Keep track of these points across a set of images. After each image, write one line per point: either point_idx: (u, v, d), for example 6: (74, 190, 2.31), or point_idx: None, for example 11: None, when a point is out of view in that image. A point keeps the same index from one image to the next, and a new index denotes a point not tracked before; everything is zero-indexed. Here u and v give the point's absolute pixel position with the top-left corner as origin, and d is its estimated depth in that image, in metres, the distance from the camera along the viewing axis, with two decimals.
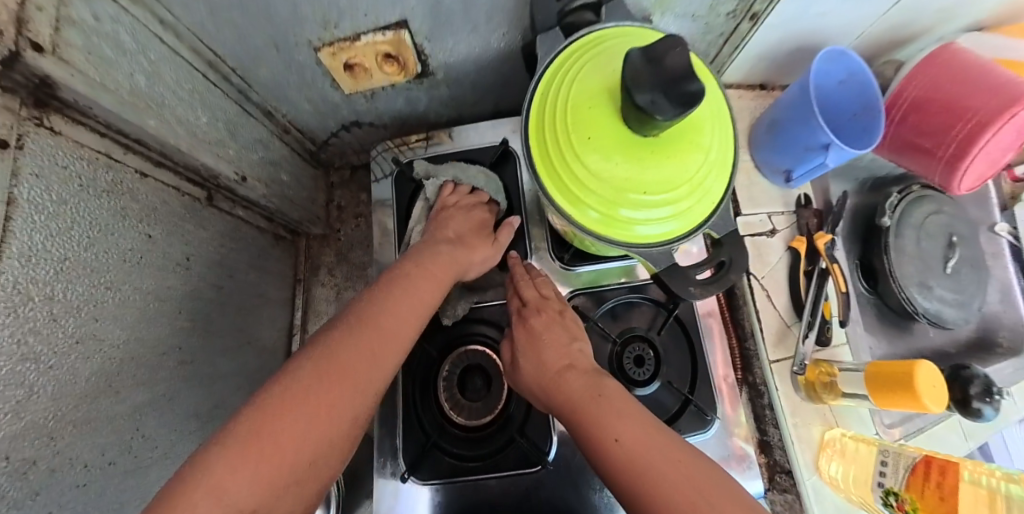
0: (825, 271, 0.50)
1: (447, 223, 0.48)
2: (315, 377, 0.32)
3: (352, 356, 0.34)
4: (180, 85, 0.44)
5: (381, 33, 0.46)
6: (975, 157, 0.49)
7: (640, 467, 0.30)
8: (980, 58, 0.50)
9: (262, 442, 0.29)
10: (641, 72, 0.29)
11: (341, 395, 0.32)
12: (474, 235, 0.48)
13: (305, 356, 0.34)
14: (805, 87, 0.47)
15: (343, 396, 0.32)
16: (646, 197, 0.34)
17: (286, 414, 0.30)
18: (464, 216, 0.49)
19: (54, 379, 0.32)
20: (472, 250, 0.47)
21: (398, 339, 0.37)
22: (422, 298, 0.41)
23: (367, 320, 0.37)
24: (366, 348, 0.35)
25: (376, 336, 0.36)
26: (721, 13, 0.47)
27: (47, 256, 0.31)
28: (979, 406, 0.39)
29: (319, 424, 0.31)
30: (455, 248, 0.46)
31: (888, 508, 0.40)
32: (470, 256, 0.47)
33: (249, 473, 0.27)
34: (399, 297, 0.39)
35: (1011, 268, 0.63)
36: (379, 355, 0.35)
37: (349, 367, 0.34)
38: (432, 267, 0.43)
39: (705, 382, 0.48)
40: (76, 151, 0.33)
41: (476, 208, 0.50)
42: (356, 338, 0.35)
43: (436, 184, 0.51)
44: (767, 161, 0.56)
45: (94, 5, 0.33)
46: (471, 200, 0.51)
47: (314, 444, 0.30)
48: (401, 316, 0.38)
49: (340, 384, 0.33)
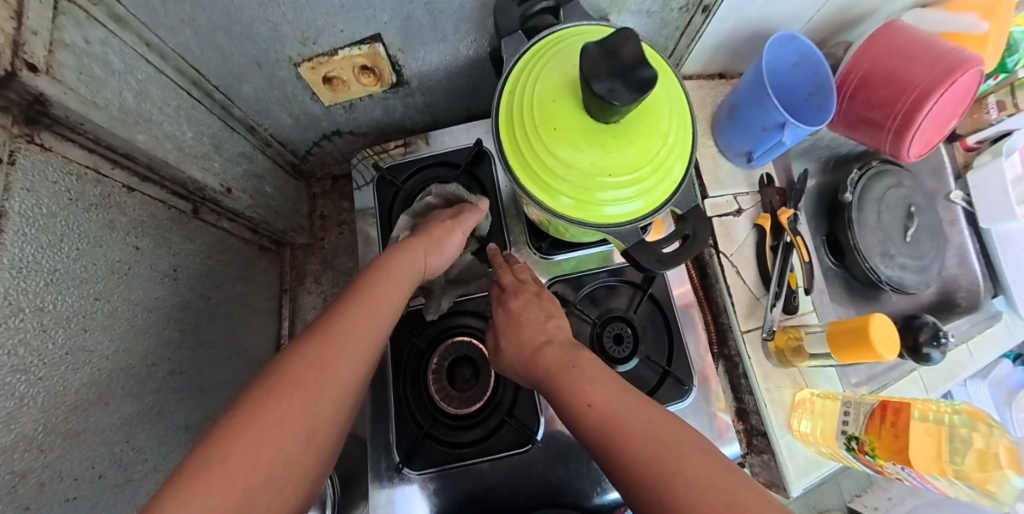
0: (790, 244, 0.53)
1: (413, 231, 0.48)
2: (267, 392, 0.30)
3: (303, 370, 0.31)
4: (166, 102, 0.46)
5: (358, 47, 0.50)
6: (921, 125, 0.51)
7: (612, 423, 0.32)
8: (921, 33, 0.52)
9: (211, 468, 0.26)
10: (599, 62, 0.33)
11: (293, 408, 0.30)
12: (435, 229, 0.46)
13: (256, 380, 0.31)
14: (757, 72, 0.51)
15: (295, 409, 0.30)
16: (611, 179, 0.37)
17: (233, 436, 0.28)
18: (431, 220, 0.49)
19: (44, 390, 0.33)
20: (431, 240, 0.45)
21: (356, 345, 0.34)
22: (382, 300, 0.38)
23: (324, 328, 0.34)
24: (318, 357, 0.32)
25: (332, 341, 0.33)
26: (673, 8, 0.52)
27: (38, 269, 0.32)
28: (928, 351, 0.43)
29: (270, 443, 0.28)
30: (415, 244, 0.44)
31: (852, 452, 0.43)
32: (427, 245, 0.44)
33: (205, 497, 0.25)
34: (359, 302, 0.37)
35: (967, 234, 0.66)
36: (332, 363, 0.32)
37: (300, 380, 0.31)
38: (391, 267, 0.41)
39: (682, 355, 0.51)
40: (66, 167, 0.35)
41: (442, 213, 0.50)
42: (305, 353, 0.32)
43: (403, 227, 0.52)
44: (729, 145, 0.59)
45: (86, 28, 0.35)
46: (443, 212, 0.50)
47: (266, 467, 0.28)
48: (358, 322, 0.35)
49: (290, 396, 0.30)
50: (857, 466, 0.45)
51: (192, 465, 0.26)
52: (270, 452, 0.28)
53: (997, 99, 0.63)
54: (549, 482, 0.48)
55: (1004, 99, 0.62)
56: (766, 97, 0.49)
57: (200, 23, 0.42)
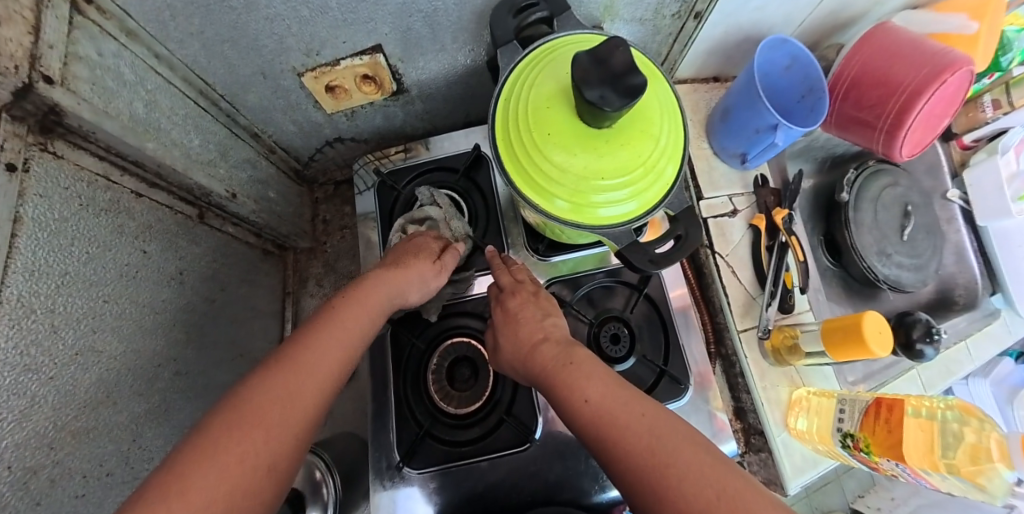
0: (785, 244, 0.54)
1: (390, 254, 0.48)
2: (226, 426, 0.28)
3: (270, 400, 0.30)
4: (174, 111, 0.48)
5: (359, 57, 0.51)
6: (913, 124, 0.51)
7: (606, 420, 0.32)
8: (911, 34, 0.53)
9: (164, 505, 0.23)
10: (590, 70, 0.34)
11: (257, 440, 0.28)
12: (415, 259, 0.46)
13: (211, 414, 0.29)
14: (749, 75, 0.51)
15: (260, 438, 0.28)
16: (604, 182, 0.38)
17: (193, 470, 0.25)
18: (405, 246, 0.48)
19: (55, 389, 0.34)
20: (411, 270, 0.45)
21: (322, 376, 0.34)
22: (349, 332, 0.38)
23: (289, 359, 0.33)
24: (283, 387, 0.31)
25: (297, 373, 0.33)
26: (666, 15, 0.53)
27: (50, 271, 0.34)
28: (921, 348, 0.43)
29: (234, 475, 0.26)
30: (394, 277, 0.44)
31: (847, 449, 0.43)
32: (408, 276, 0.45)
33: None
34: (323, 335, 0.36)
35: (964, 232, 0.67)
36: (299, 393, 0.32)
37: (264, 410, 0.30)
38: (362, 297, 0.41)
39: (678, 354, 0.52)
40: (77, 174, 0.37)
41: (418, 238, 0.49)
42: (273, 380, 0.32)
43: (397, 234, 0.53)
44: (723, 147, 0.60)
45: (100, 42, 0.37)
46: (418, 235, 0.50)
47: (226, 503, 0.25)
48: (325, 351, 0.35)
49: (255, 427, 0.28)
50: (852, 463, 0.45)
51: (144, 503, 0.23)
52: (232, 486, 0.26)
53: (992, 98, 0.63)
54: (547, 480, 0.49)
55: (999, 98, 0.62)
56: (758, 99, 0.50)
57: (208, 36, 0.44)
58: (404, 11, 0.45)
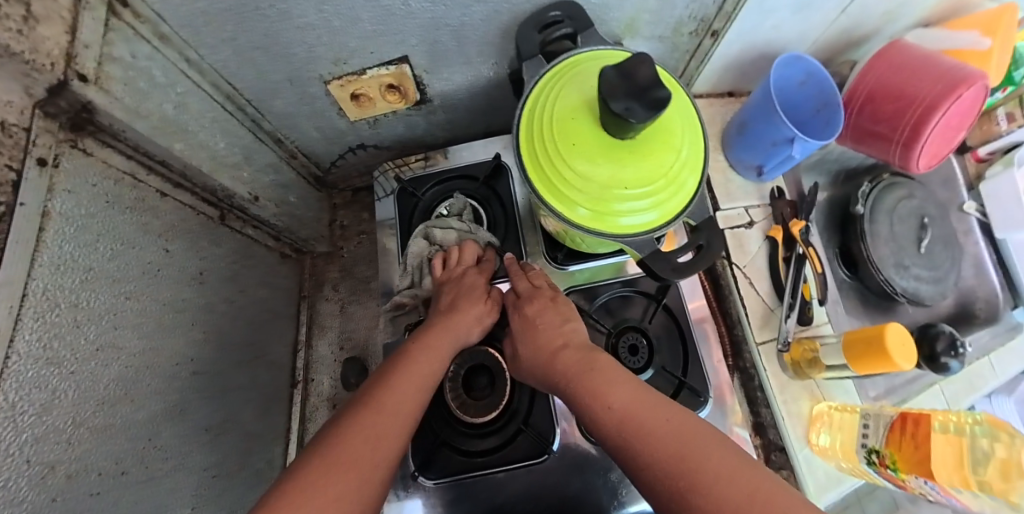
0: (802, 256, 0.55)
1: (442, 296, 0.50)
2: (338, 442, 0.34)
3: (366, 422, 0.36)
4: (202, 115, 0.48)
5: (385, 67, 0.53)
6: (927, 139, 0.52)
7: (633, 426, 0.32)
8: (924, 52, 0.54)
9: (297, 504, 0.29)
10: (616, 83, 0.34)
11: (361, 456, 0.34)
12: (476, 301, 0.49)
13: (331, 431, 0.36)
14: (767, 89, 0.52)
15: (361, 467, 0.33)
16: (626, 192, 0.38)
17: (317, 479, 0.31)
18: (458, 286, 0.50)
19: (76, 384, 0.33)
20: (471, 312, 0.48)
21: (411, 398, 0.39)
22: (432, 359, 0.43)
23: (383, 386, 0.39)
24: (381, 409, 0.37)
25: (391, 398, 0.38)
26: (684, 33, 0.55)
27: (75, 266, 0.33)
28: (945, 360, 0.44)
29: (343, 482, 0.32)
30: (463, 311, 0.48)
31: (872, 466, 0.44)
32: (468, 320, 0.48)
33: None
34: (411, 361, 0.42)
35: (982, 245, 0.68)
36: (392, 415, 0.37)
37: (366, 434, 0.35)
38: (438, 332, 0.45)
39: (697, 366, 0.51)
40: (105, 172, 0.37)
41: (467, 274, 0.51)
42: (374, 404, 0.38)
43: (418, 243, 0.55)
44: (739, 159, 0.61)
45: (133, 45, 0.37)
46: (462, 269, 0.52)
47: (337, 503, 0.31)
48: (412, 377, 0.41)
49: (359, 444, 0.34)
50: (879, 481, 0.45)
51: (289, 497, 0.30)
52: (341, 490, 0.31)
53: (1006, 111, 0.64)
54: (566, 495, 0.47)
55: (1012, 111, 0.63)
56: (776, 113, 0.51)
57: (239, 43, 0.45)
58: (432, 25, 0.47)
